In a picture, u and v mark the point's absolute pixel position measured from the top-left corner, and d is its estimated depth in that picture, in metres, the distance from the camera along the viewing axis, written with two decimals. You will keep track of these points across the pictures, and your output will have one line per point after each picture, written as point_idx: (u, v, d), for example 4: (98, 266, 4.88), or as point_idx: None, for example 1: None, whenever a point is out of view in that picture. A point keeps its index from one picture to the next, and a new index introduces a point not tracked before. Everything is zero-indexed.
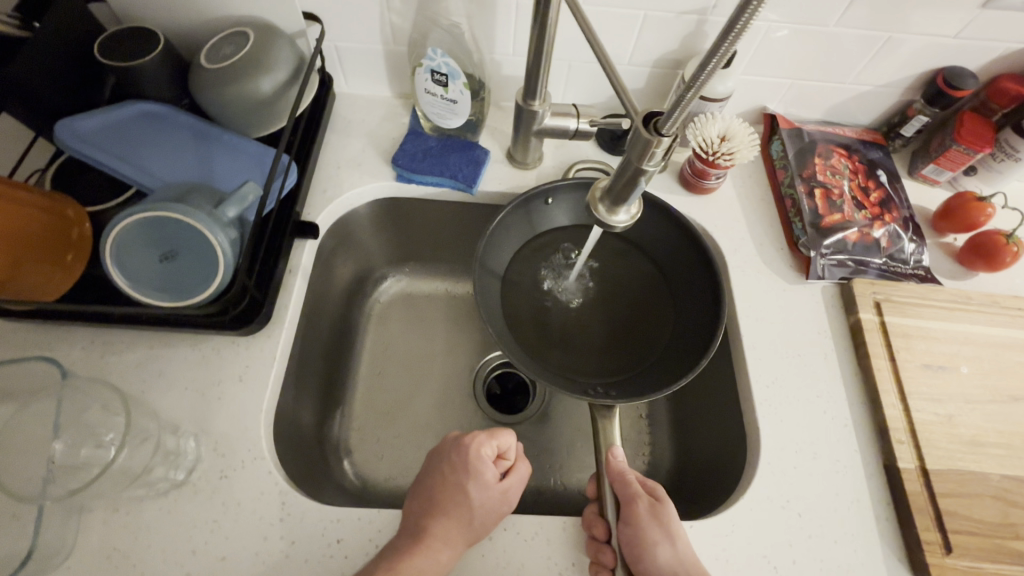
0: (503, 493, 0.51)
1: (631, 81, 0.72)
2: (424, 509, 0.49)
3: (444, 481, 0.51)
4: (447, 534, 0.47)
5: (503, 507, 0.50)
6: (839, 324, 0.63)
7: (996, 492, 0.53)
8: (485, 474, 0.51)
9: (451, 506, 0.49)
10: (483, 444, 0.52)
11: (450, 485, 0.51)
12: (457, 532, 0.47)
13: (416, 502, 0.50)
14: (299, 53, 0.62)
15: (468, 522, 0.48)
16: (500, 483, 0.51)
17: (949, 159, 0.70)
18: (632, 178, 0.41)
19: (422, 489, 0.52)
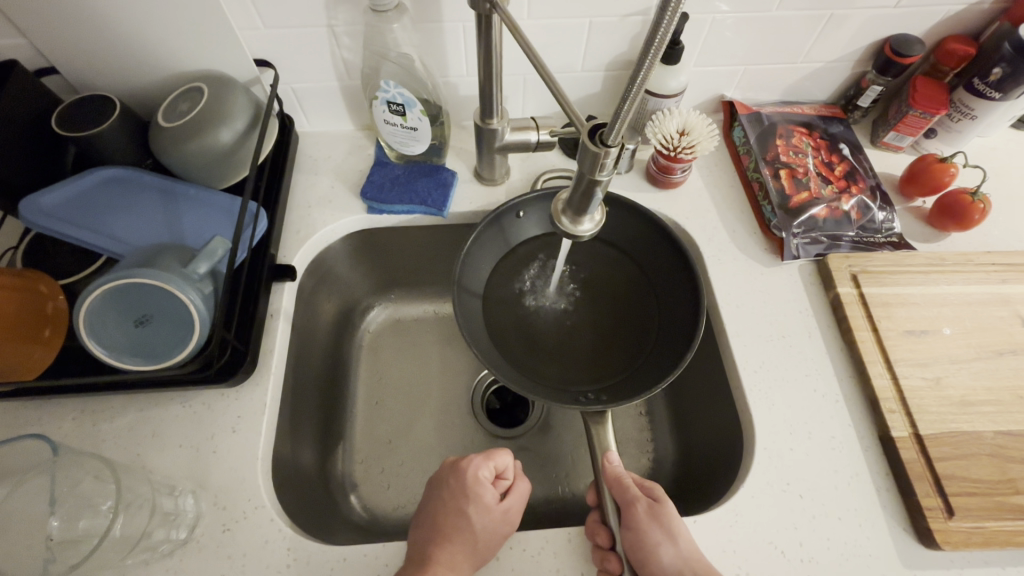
0: (502, 514, 0.51)
1: (587, 87, 0.73)
2: (430, 540, 0.49)
3: (446, 508, 0.52)
4: (454, 560, 0.47)
5: (504, 528, 0.50)
6: (820, 299, 0.64)
7: (991, 450, 0.53)
8: (484, 497, 0.51)
9: (455, 532, 0.49)
10: (480, 468, 0.53)
11: (452, 511, 0.51)
12: (462, 556, 0.47)
13: (422, 533, 0.51)
14: (256, 100, 0.63)
15: (473, 545, 0.48)
16: (499, 505, 0.52)
17: (907, 125, 0.71)
18: (588, 189, 0.41)
19: (427, 519, 0.52)
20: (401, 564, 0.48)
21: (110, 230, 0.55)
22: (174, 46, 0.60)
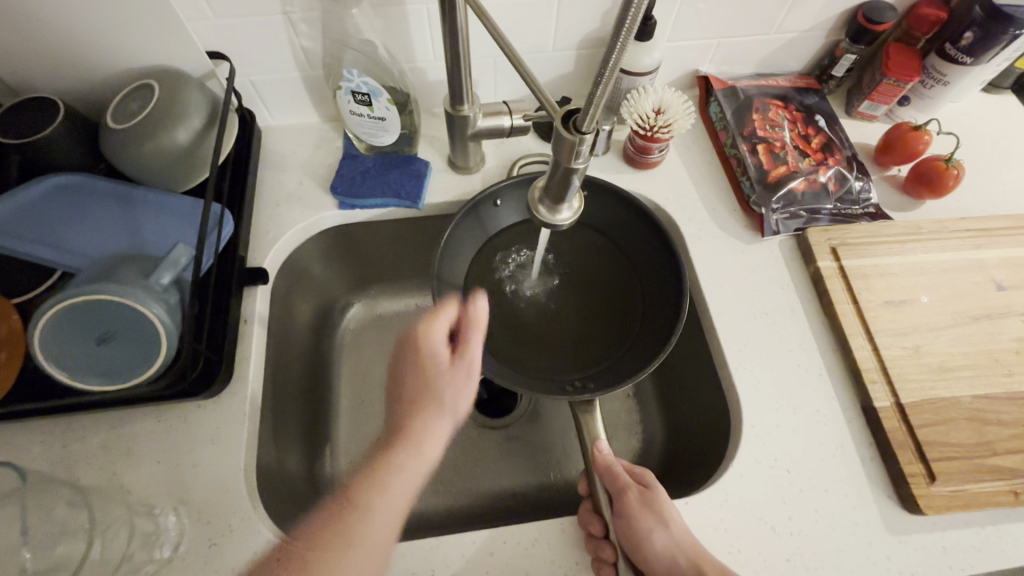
0: (458, 366, 0.61)
1: (559, 68, 0.71)
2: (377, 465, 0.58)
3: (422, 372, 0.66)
4: (431, 418, 0.62)
5: (465, 381, 0.61)
6: (801, 274, 0.64)
7: (970, 414, 0.54)
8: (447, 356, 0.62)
9: (429, 395, 0.63)
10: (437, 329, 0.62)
11: (422, 373, 0.66)
12: (438, 413, 0.62)
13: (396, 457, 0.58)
14: (212, 95, 0.59)
15: (445, 399, 0.62)
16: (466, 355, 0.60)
17: (881, 93, 0.71)
18: (564, 177, 0.40)
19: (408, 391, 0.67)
20: (394, 437, 0.63)
21: (66, 245, 0.52)
22: (118, 41, 0.56)
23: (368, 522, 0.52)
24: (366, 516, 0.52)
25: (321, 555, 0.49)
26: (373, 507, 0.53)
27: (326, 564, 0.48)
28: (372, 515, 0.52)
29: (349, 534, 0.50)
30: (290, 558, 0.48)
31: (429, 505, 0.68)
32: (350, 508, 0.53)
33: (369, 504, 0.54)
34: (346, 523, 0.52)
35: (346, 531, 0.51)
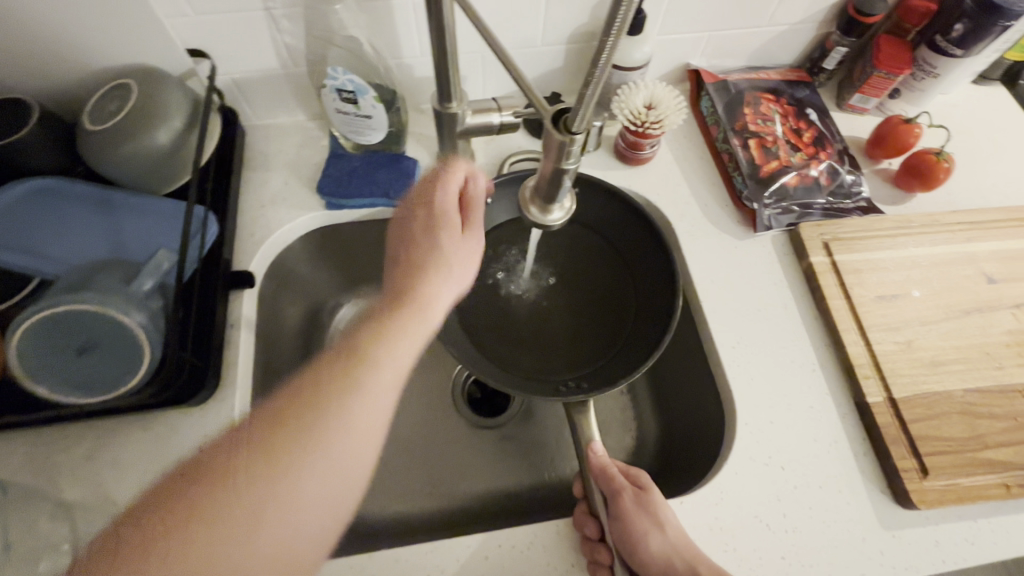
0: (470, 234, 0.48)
1: (548, 63, 0.70)
2: (266, 449, 0.35)
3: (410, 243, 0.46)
4: (424, 286, 0.44)
5: (475, 247, 0.48)
6: (793, 270, 0.64)
7: (962, 408, 0.55)
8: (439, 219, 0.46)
9: (424, 263, 0.45)
10: (420, 204, 0.47)
11: (404, 238, 0.47)
12: (433, 279, 0.45)
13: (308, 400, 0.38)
14: (192, 94, 0.58)
15: (448, 270, 0.45)
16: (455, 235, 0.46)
17: (872, 86, 0.70)
18: (555, 177, 0.39)
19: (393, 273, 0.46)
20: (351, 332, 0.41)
21: (41, 250, 0.51)
22: (92, 40, 0.54)
23: (364, 383, 0.39)
24: (359, 357, 0.40)
25: (299, 414, 0.37)
26: (372, 364, 0.40)
27: (309, 436, 0.36)
28: (343, 413, 0.37)
29: (328, 388, 0.38)
30: (273, 403, 0.38)
31: (424, 508, 0.67)
32: (334, 354, 0.40)
33: (365, 356, 0.40)
34: (327, 377, 0.39)
35: (334, 389, 0.38)
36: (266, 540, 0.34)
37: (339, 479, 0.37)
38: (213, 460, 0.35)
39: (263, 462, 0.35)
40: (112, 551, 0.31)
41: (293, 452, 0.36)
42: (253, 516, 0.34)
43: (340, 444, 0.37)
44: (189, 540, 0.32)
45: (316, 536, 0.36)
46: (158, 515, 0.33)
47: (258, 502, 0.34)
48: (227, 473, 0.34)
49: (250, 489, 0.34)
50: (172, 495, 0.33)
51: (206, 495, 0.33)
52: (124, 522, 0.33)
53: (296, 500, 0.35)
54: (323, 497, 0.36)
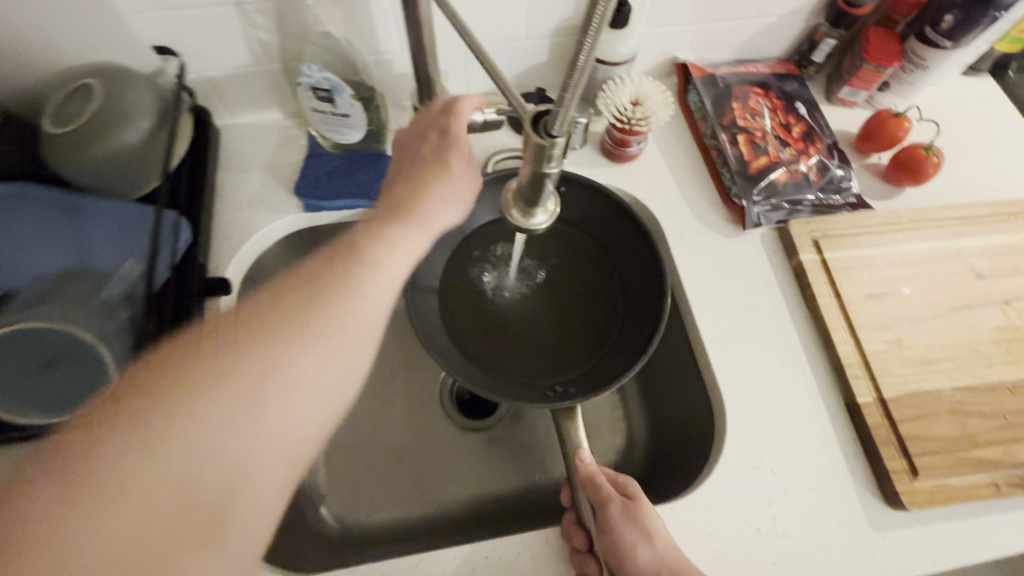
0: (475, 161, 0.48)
1: (533, 57, 0.68)
2: (270, 335, 0.34)
3: (417, 165, 0.46)
4: (429, 201, 0.44)
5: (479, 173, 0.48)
6: (783, 268, 0.63)
7: (951, 406, 0.54)
8: (451, 138, 0.46)
9: (430, 180, 0.45)
10: (432, 125, 0.47)
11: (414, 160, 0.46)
12: (437, 195, 0.45)
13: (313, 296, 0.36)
14: (162, 91, 0.55)
15: (451, 189, 0.45)
16: (464, 156, 0.46)
17: (861, 79, 0.69)
18: (537, 181, 0.37)
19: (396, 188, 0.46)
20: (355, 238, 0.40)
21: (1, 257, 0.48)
22: (51, 39, 0.51)
23: (370, 275, 0.38)
24: (369, 252, 0.40)
25: (309, 294, 0.36)
26: (381, 258, 0.40)
27: (319, 316, 0.36)
28: (345, 315, 0.36)
29: (338, 277, 0.38)
30: (281, 286, 0.37)
31: (411, 514, 0.66)
32: (342, 247, 0.40)
33: (374, 251, 0.40)
34: (337, 268, 0.38)
35: (343, 278, 0.38)
36: (273, 409, 0.32)
37: (347, 364, 0.36)
38: (221, 329, 0.33)
39: (272, 334, 0.34)
40: (116, 403, 0.30)
41: (299, 329, 0.35)
42: (254, 400, 0.32)
43: (348, 328, 0.36)
44: (200, 398, 0.31)
45: (321, 419, 0.35)
46: (163, 372, 0.31)
47: (257, 389, 0.32)
48: (235, 340, 0.33)
49: (259, 358, 0.33)
50: (179, 355, 0.32)
51: (213, 358, 0.32)
52: (128, 377, 0.31)
53: (295, 392, 0.33)
54: (331, 378, 0.35)
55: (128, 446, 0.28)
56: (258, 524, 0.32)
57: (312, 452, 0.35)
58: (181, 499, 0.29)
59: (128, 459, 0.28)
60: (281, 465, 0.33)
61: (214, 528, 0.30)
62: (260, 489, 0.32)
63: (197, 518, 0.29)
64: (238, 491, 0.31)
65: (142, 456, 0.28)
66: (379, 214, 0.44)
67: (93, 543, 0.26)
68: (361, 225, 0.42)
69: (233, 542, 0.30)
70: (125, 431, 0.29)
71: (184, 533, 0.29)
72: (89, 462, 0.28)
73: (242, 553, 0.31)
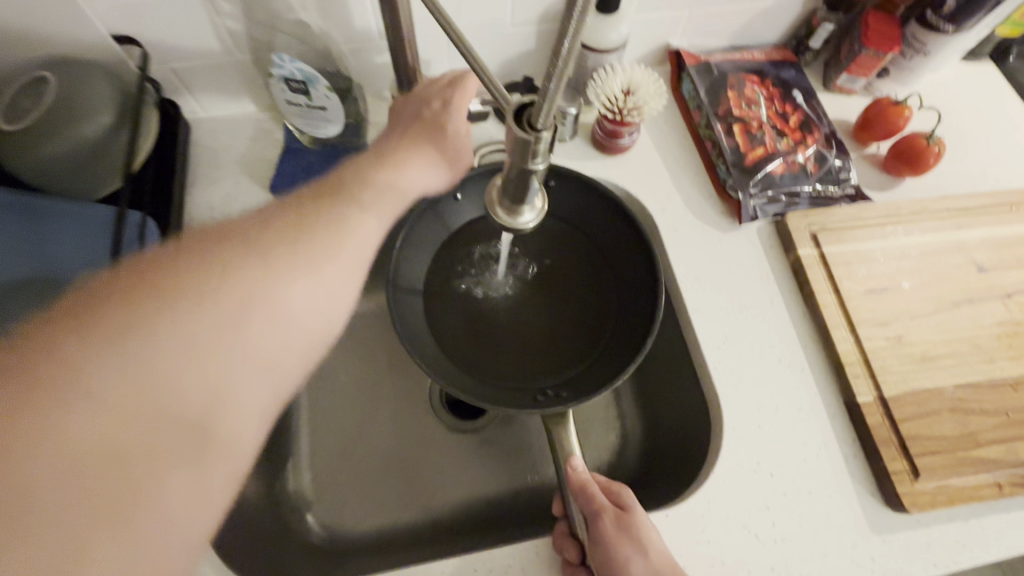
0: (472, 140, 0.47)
1: (519, 45, 0.65)
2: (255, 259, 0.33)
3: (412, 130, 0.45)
4: (413, 164, 0.44)
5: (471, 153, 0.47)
6: (780, 263, 0.61)
7: (952, 405, 0.53)
8: (452, 113, 0.45)
9: (419, 144, 0.44)
10: (434, 96, 0.46)
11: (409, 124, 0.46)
12: (417, 158, 0.44)
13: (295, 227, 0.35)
14: (124, 84, 0.51)
15: (433, 158, 0.45)
16: (461, 134, 0.45)
17: (859, 65, 0.67)
18: (522, 178, 0.34)
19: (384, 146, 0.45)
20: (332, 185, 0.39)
21: None
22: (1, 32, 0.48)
23: (354, 211, 0.38)
24: (353, 195, 0.39)
25: (294, 224, 0.36)
26: (365, 201, 0.39)
27: (305, 244, 0.35)
28: (326, 246, 0.36)
29: (324, 210, 0.37)
30: (262, 215, 0.36)
31: (400, 520, 0.64)
32: (326, 189, 0.39)
33: (359, 195, 0.39)
34: (321, 205, 0.38)
35: (328, 213, 0.37)
36: (255, 328, 0.32)
37: (332, 293, 0.35)
38: (202, 248, 0.32)
39: (255, 256, 0.33)
40: (90, 309, 0.28)
41: (284, 254, 0.34)
42: (236, 319, 0.31)
43: (334, 259, 0.36)
44: (186, 310, 0.30)
45: (304, 347, 0.34)
46: (140, 281, 0.30)
47: (240, 308, 0.31)
48: (216, 258, 0.32)
49: (241, 279, 0.32)
50: (158, 269, 0.30)
51: (193, 273, 0.31)
52: (101, 285, 0.29)
53: (277, 316, 0.33)
54: (315, 306, 0.34)
55: (103, 350, 0.27)
56: (239, 448, 0.30)
57: (293, 379, 0.34)
58: (159, 409, 0.28)
59: (104, 363, 0.27)
60: (263, 387, 0.32)
61: (196, 442, 0.28)
62: (242, 407, 0.31)
63: (178, 430, 0.28)
64: (220, 407, 0.30)
65: (119, 361, 0.27)
66: (366, 167, 0.42)
67: (67, 444, 0.25)
68: (345, 171, 0.41)
69: (213, 458, 0.29)
70: (100, 335, 0.27)
71: (163, 444, 0.27)
72: (63, 363, 0.26)
73: (222, 473, 0.29)
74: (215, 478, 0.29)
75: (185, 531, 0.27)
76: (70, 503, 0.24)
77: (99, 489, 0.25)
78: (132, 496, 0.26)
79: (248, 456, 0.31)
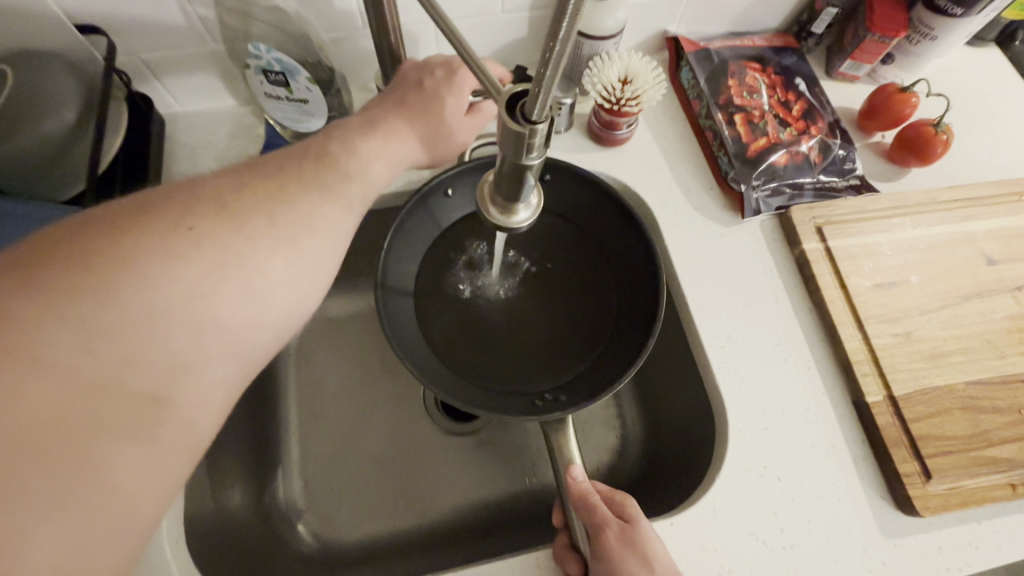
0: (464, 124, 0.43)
1: (510, 33, 0.62)
2: (230, 227, 0.31)
3: (407, 94, 0.42)
4: (396, 132, 0.40)
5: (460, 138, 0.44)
6: (784, 258, 0.59)
7: (963, 403, 0.51)
8: (453, 91, 0.42)
9: (409, 108, 0.41)
10: (434, 73, 0.43)
11: (404, 89, 0.43)
12: (398, 123, 0.41)
13: (274, 196, 0.33)
14: (87, 78, 0.49)
15: (416, 126, 0.41)
16: (459, 115, 0.42)
17: (864, 51, 0.64)
18: (516, 174, 0.31)
19: (375, 105, 0.42)
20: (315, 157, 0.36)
21: None
22: None
23: (339, 185, 0.36)
24: (340, 167, 0.36)
25: (272, 192, 0.33)
26: (352, 174, 0.37)
27: (283, 216, 0.33)
28: (305, 222, 0.34)
29: (309, 177, 0.35)
30: (242, 174, 0.34)
31: (395, 528, 0.62)
32: (312, 155, 0.36)
33: (347, 167, 0.37)
34: (304, 172, 0.35)
35: (310, 182, 0.35)
36: (226, 303, 0.30)
37: (307, 270, 0.34)
38: (170, 210, 0.30)
39: (227, 223, 0.31)
40: (45, 270, 0.26)
41: (259, 225, 0.32)
42: (206, 290, 0.30)
43: (312, 234, 0.34)
44: (154, 275, 0.28)
45: (275, 322, 0.33)
46: (100, 244, 0.28)
47: (211, 277, 0.30)
48: (184, 222, 0.30)
49: (215, 244, 0.30)
50: (120, 230, 0.29)
51: (158, 237, 0.29)
52: (57, 242, 0.28)
53: (251, 288, 0.31)
54: (288, 282, 0.33)
55: (58, 317, 0.26)
56: (203, 418, 0.30)
57: (261, 354, 0.33)
58: (121, 382, 0.27)
59: (59, 330, 0.25)
60: (229, 362, 0.31)
61: (159, 415, 0.28)
62: (209, 380, 0.30)
63: (137, 403, 0.27)
64: (183, 382, 0.29)
65: (76, 329, 0.26)
66: (355, 134, 0.39)
67: (25, 413, 0.24)
68: (333, 136, 0.38)
69: (173, 433, 0.28)
70: (55, 300, 0.26)
71: (122, 417, 0.26)
72: (14, 328, 0.25)
73: (181, 446, 0.29)
74: (174, 452, 0.29)
75: (146, 502, 0.27)
76: (22, 474, 0.23)
77: (50, 461, 0.24)
78: (85, 468, 0.25)
79: (211, 430, 0.31)
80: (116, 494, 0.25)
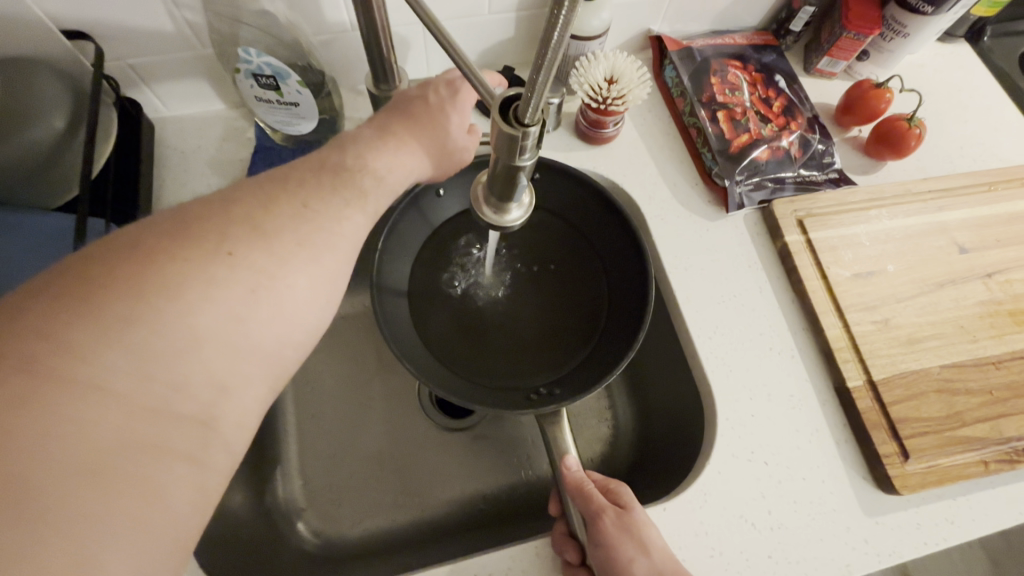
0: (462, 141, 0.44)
1: (497, 33, 0.63)
2: (252, 241, 0.31)
3: (411, 101, 0.42)
4: (393, 136, 0.41)
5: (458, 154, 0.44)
6: (767, 251, 0.60)
7: (939, 385, 0.54)
8: (457, 105, 0.43)
9: (411, 117, 0.41)
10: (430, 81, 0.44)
11: (405, 98, 0.43)
12: (401, 129, 0.41)
13: (284, 205, 0.34)
14: (75, 84, 0.48)
15: (416, 135, 0.41)
16: (461, 131, 0.43)
17: (841, 48, 0.66)
18: (509, 175, 0.32)
19: (382, 112, 0.42)
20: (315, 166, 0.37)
21: None
22: None
23: (340, 193, 0.36)
24: (344, 174, 0.37)
25: (278, 201, 0.34)
26: (359, 179, 0.37)
27: (307, 235, 0.34)
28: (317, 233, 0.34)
29: (318, 187, 0.36)
30: (250, 185, 0.34)
31: (395, 523, 0.63)
32: (315, 163, 0.37)
33: (352, 173, 0.37)
34: (303, 178, 0.36)
35: (313, 192, 0.35)
36: (258, 322, 0.31)
37: (324, 283, 0.34)
38: (181, 223, 0.31)
39: (261, 244, 0.32)
40: (92, 294, 0.27)
41: (287, 245, 0.33)
42: (242, 311, 0.30)
43: (330, 251, 0.35)
44: (197, 299, 0.29)
45: (297, 337, 0.34)
46: (140, 265, 0.28)
47: (248, 298, 0.30)
48: (209, 237, 0.30)
49: (249, 264, 0.31)
50: (152, 250, 0.29)
51: (198, 261, 0.29)
52: (92, 261, 0.28)
53: (279, 307, 0.32)
54: (311, 301, 0.34)
55: (108, 341, 0.26)
56: (238, 436, 0.30)
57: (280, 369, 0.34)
58: (169, 405, 0.27)
59: (106, 352, 0.26)
60: (260, 380, 0.31)
61: (202, 436, 0.28)
62: (243, 396, 0.30)
63: (181, 424, 0.28)
64: (222, 403, 0.29)
65: (126, 353, 0.26)
66: (357, 141, 0.39)
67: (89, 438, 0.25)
68: (337, 145, 0.39)
69: (211, 452, 0.29)
70: (106, 324, 0.26)
71: (170, 438, 0.27)
72: (62, 350, 0.25)
73: (216, 465, 0.29)
74: (211, 471, 0.29)
75: (180, 518, 0.27)
76: (80, 497, 0.24)
77: (100, 484, 0.24)
78: (137, 488, 0.25)
79: (243, 446, 0.31)
80: (157, 513, 0.26)
